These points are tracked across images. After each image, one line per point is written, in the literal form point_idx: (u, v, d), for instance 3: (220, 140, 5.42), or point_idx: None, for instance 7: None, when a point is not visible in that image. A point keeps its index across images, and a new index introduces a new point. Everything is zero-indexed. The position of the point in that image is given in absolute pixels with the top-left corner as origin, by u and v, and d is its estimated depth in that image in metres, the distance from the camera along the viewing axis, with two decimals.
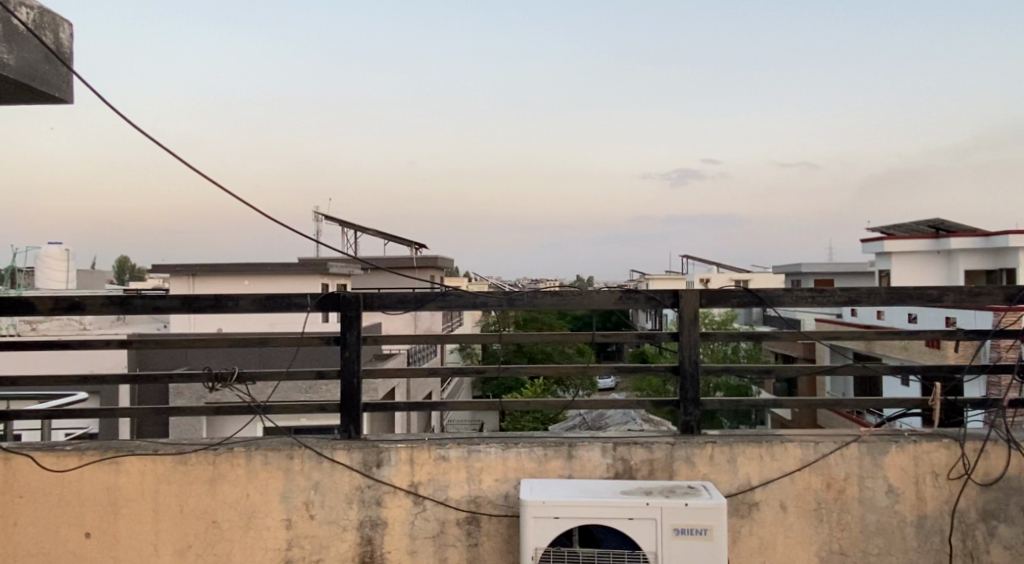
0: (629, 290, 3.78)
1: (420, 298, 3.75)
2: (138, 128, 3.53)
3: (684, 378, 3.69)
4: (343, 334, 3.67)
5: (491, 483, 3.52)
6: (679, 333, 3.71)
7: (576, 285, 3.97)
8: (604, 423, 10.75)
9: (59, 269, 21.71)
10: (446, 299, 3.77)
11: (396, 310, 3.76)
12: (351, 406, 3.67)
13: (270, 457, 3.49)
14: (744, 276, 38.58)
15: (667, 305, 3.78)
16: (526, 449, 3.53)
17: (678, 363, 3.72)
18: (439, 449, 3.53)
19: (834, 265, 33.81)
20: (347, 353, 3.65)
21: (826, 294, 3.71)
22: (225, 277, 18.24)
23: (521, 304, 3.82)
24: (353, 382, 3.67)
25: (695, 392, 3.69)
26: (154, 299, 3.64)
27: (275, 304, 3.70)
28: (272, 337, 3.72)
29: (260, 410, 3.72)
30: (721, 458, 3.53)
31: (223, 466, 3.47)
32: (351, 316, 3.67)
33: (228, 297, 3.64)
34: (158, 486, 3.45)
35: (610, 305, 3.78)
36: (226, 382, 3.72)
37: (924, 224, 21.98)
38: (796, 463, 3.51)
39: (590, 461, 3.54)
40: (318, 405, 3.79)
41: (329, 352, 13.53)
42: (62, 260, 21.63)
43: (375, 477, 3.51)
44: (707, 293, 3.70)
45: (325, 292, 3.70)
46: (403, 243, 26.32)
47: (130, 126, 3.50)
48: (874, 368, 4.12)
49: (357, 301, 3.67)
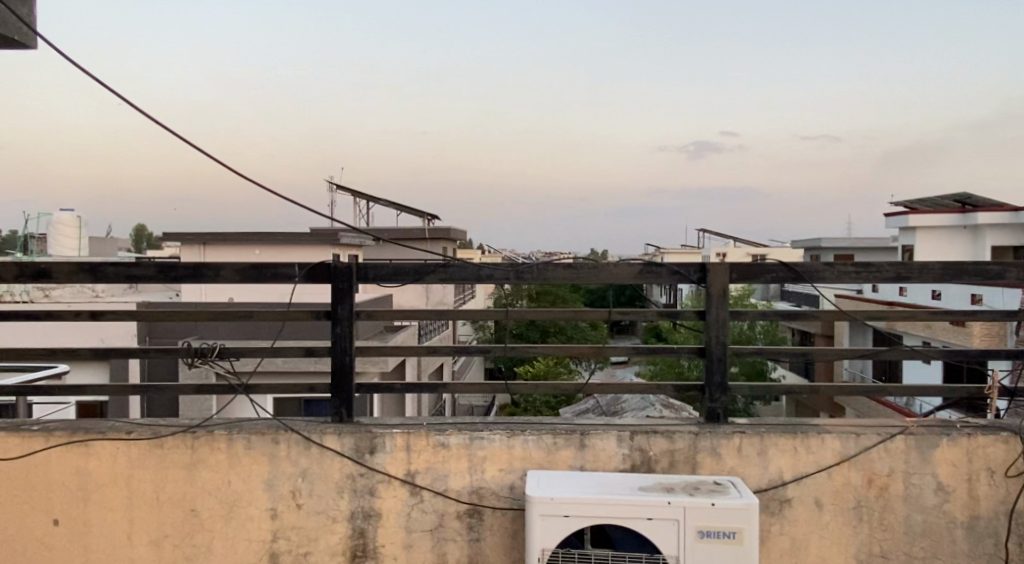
0: (650, 262, 3.39)
1: (418, 270, 3.39)
2: (101, 79, 3.17)
3: (710, 361, 3.32)
4: (335, 309, 3.32)
5: (494, 474, 3.20)
6: (705, 311, 3.32)
7: (592, 257, 3.59)
8: (622, 408, 10.42)
9: (70, 235, 21.57)
10: (448, 270, 3.40)
11: (392, 283, 3.41)
12: (343, 387, 3.34)
13: (253, 440, 3.18)
14: (762, 250, 37.83)
15: (693, 280, 3.39)
16: (534, 437, 3.20)
17: (704, 344, 3.35)
18: (438, 435, 3.21)
19: (854, 240, 33.02)
20: (338, 329, 3.32)
21: (873, 270, 3.30)
22: (234, 246, 17.99)
23: (530, 278, 3.44)
24: (346, 361, 3.34)
25: (721, 376, 3.33)
26: (126, 266, 3.34)
27: (259, 274, 3.35)
28: (256, 311, 3.39)
29: (243, 390, 3.39)
30: (750, 450, 3.18)
31: (202, 449, 3.18)
32: (343, 289, 3.33)
33: (208, 266, 3.32)
34: (132, 471, 3.17)
35: (628, 280, 3.40)
36: (207, 359, 3.39)
37: (949, 198, 21.10)
38: (833, 457, 3.16)
39: (604, 451, 3.21)
40: (308, 385, 3.47)
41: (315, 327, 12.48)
42: (74, 226, 21.49)
43: (367, 465, 3.20)
44: (739, 267, 3.32)
45: (314, 262, 3.34)
46: (416, 214, 25.88)
47: (92, 77, 3.15)
48: (921, 353, 3.68)
49: (349, 272, 3.32)
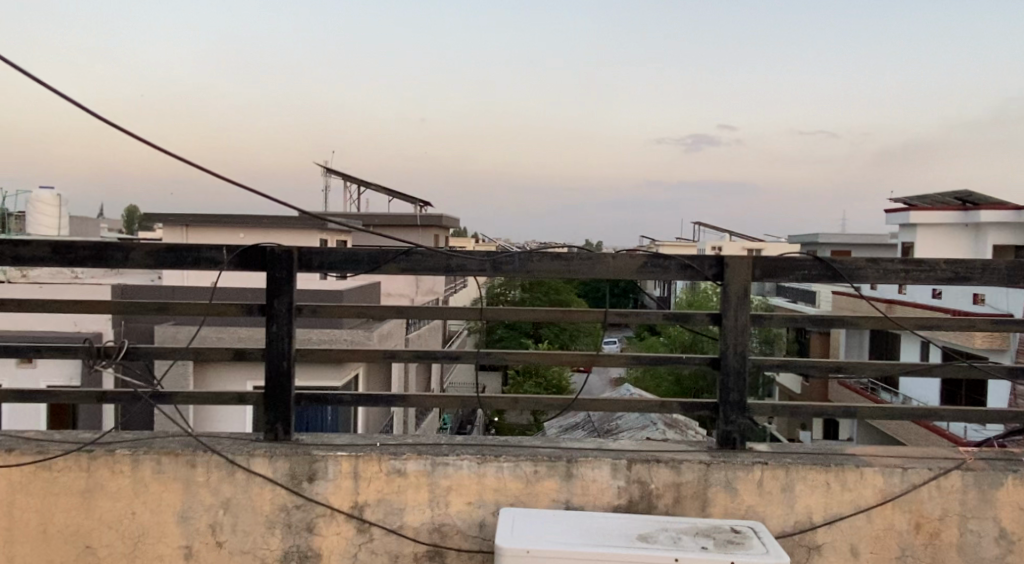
0: (657, 254, 2.79)
1: (374, 257, 2.79)
2: None
3: (726, 376, 2.74)
4: (270, 303, 2.71)
5: (461, 508, 2.61)
6: (721, 314, 2.73)
7: (586, 247, 2.99)
8: (621, 426, 9.68)
9: (50, 214, 20.69)
10: (411, 259, 2.80)
11: (341, 273, 2.80)
12: (279, 398, 2.74)
13: (164, 464, 2.59)
14: (757, 245, 37.09)
15: (708, 277, 2.80)
16: (510, 464, 2.62)
17: (719, 355, 2.76)
18: (392, 459, 2.61)
19: (850, 237, 32.36)
20: (274, 328, 2.71)
21: (924, 269, 2.73)
22: (218, 230, 17.18)
23: (510, 270, 2.83)
24: (283, 366, 2.73)
25: (740, 394, 2.74)
26: (13, 245, 2.71)
27: (177, 259, 2.75)
28: (174, 304, 2.78)
29: (152, 398, 2.78)
30: (773, 486, 2.60)
31: (100, 473, 2.59)
32: (280, 279, 2.72)
33: (115, 247, 2.72)
34: (13, 498, 2.58)
35: (628, 276, 2.80)
36: (111, 360, 2.78)
37: (948, 197, 20.29)
38: (875, 496, 2.59)
39: (595, 483, 2.62)
40: (235, 395, 2.85)
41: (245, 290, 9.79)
42: (53, 205, 20.59)
43: (305, 496, 2.60)
44: (763, 261, 2.73)
45: (245, 245, 2.72)
46: (408, 200, 25.05)
47: None
48: (985, 370, 3.01)
49: (289, 259, 2.71)
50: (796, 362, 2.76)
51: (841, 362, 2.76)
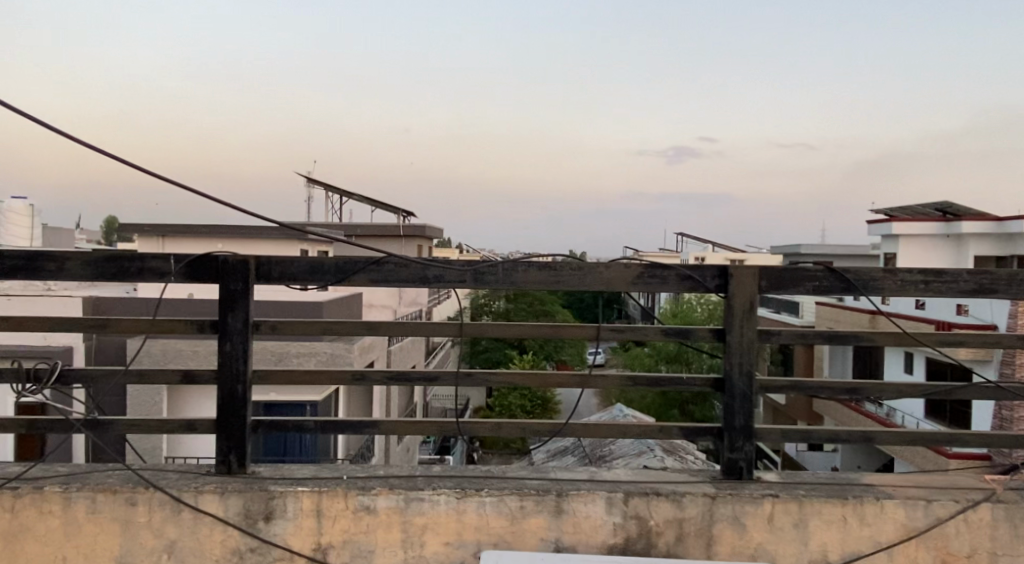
0: (654, 264, 2.54)
1: (342, 267, 2.51)
2: None
3: (731, 399, 2.48)
4: (223, 320, 2.42)
5: (437, 549, 2.32)
6: (726, 330, 2.48)
7: (575, 257, 2.74)
8: (611, 450, 9.22)
9: None
10: (383, 270, 2.52)
11: (305, 285, 2.51)
12: (233, 426, 2.44)
13: (100, 502, 2.28)
14: (740, 255, 36.86)
15: (710, 290, 2.55)
16: (492, 499, 2.34)
17: (725, 376, 2.50)
18: (360, 495, 2.32)
19: (834, 247, 32.21)
20: (228, 347, 2.42)
21: (945, 280, 2.51)
22: (193, 240, 16.64)
23: (493, 283, 2.56)
24: (237, 391, 2.43)
25: (747, 419, 2.48)
26: None
27: (118, 271, 2.45)
28: (115, 320, 2.47)
29: (87, 427, 2.46)
30: (784, 521, 2.35)
31: (26, 514, 2.27)
32: (235, 292, 2.43)
33: (47, 257, 2.41)
34: None
35: (623, 288, 2.54)
36: (42, 385, 2.47)
37: (927, 207, 20.09)
38: (896, 532, 2.34)
39: (588, 519, 2.35)
40: (184, 422, 2.53)
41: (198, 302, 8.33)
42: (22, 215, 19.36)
43: (261, 537, 2.30)
44: (770, 271, 2.49)
45: (195, 254, 2.43)
46: (391, 210, 24.57)
47: None
48: (1011, 391, 2.76)
49: (246, 270, 2.43)
50: (807, 384, 2.51)
51: (857, 383, 2.52)
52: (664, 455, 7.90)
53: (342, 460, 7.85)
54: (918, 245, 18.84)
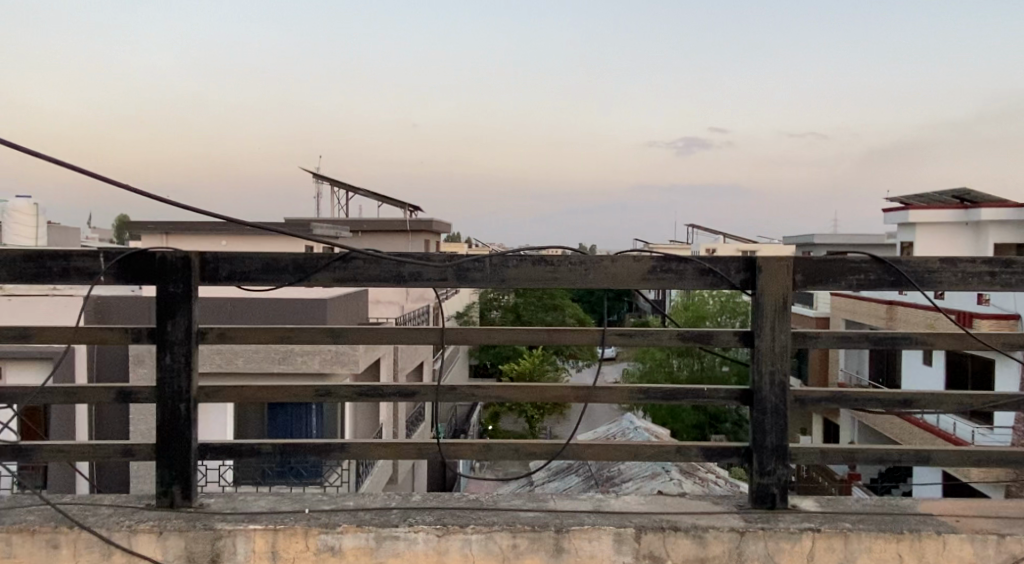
0: (668, 256, 2.15)
1: (301, 265, 2.14)
2: None
3: (760, 414, 2.10)
4: (161, 328, 2.07)
5: None
6: (753, 333, 2.10)
7: (578, 250, 2.36)
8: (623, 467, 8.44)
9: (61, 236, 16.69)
10: (349, 267, 2.16)
11: (258, 286, 2.14)
12: (175, 452, 2.08)
13: (16, 545, 1.93)
14: (752, 246, 35.80)
15: (734, 286, 2.16)
16: (478, 537, 1.97)
17: (754, 389, 2.11)
18: (322, 533, 1.96)
19: (849, 236, 31.10)
20: (167, 358, 2.07)
21: (1012, 270, 2.11)
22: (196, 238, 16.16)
23: (479, 280, 2.18)
24: (180, 410, 2.08)
25: (780, 438, 2.09)
26: None
27: (39, 273, 2.10)
28: (37, 329, 2.12)
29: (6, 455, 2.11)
30: (828, 560, 1.97)
31: None
32: (175, 295, 2.07)
33: None
34: None
35: (632, 285, 2.16)
36: None
37: (943, 194, 19.15)
38: None
39: (593, 560, 1.98)
40: (120, 448, 2.17)
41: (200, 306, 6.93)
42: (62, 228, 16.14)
43: None
44: (803, 263, 2.10)
45: (129, 251, 2.08)
46: (398, 204, 23.94)
47: None
48: None
49: (187, 269, 2.07)
50: (851, 395, 2.13)
51: (910, 394, 2.13)
52: (681, 476, 7.02)
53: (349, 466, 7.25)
54: (935, 234, 17.98)
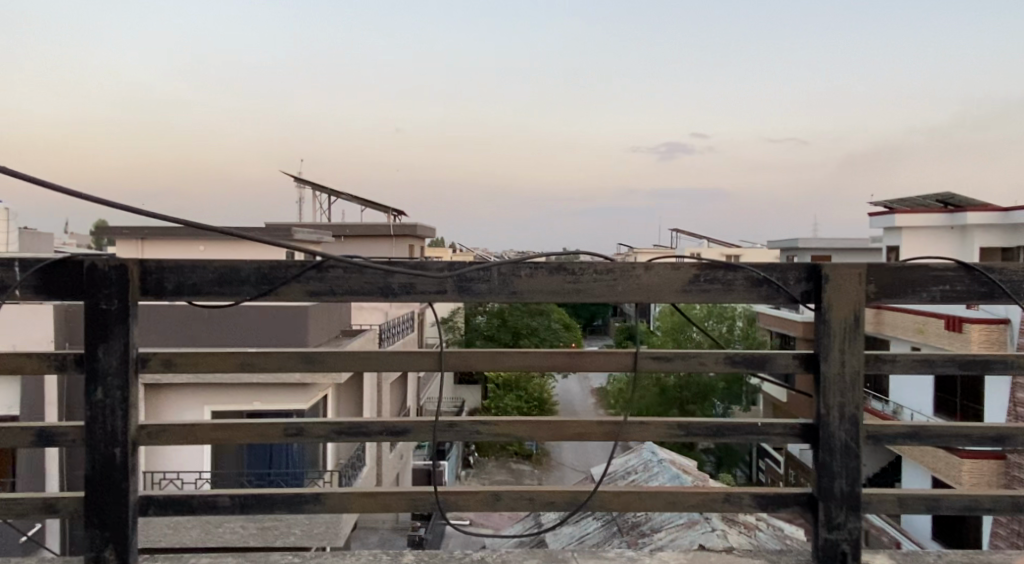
0: (713, 263, 1.79)
1: (266, 276, 1.74)
2: None
3: (828, 454, 1.73)
4: (94, 353, 1.66)
5: None
6: (819, 355, 1.74)
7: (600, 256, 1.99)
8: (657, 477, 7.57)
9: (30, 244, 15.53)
10: (324, 277, 1.76)
11: (212, 300, 1.74)
12: (109, 509, 1.68)
13: None
14: (736, 251, 35.30)
15: (793, 298, 1.80)
16: None
17: (820, 423, 1.75)
18: None
19: (832, 240, 30.77)
20: (98, 391, 1.66)
21: None
22: None
23: (482, 293, 1.80)
24: (114, 455, 1.67)
25: (850, 484, 1.73)
26: None
27: None
28: None
29: None
30: None
31: None
32: (110, 313, 1.67)
33: None
34: None
35: (668, 296, 1.79)
36: None
37: (927, 199, 18.88)
38: None
39: None
40: (40, 506, 1.74)
41: (177, 312, 6.42)
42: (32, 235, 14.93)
43: None
44: (876, 270, 1.75)
45: (54, 259, 1.68)
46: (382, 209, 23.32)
47: None
48: None
49: (124, 282, 1.67)
50: (931, 429, 1.78)
51: (1002, 429, 1.78)
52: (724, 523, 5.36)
53: (331, 475, 6.61)
54: (920, 236, 17.56)
